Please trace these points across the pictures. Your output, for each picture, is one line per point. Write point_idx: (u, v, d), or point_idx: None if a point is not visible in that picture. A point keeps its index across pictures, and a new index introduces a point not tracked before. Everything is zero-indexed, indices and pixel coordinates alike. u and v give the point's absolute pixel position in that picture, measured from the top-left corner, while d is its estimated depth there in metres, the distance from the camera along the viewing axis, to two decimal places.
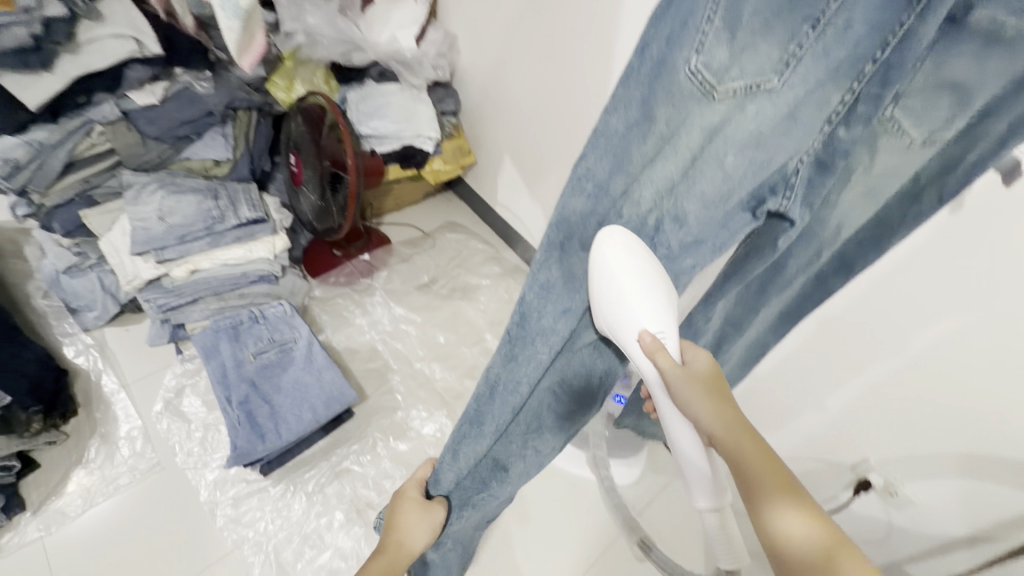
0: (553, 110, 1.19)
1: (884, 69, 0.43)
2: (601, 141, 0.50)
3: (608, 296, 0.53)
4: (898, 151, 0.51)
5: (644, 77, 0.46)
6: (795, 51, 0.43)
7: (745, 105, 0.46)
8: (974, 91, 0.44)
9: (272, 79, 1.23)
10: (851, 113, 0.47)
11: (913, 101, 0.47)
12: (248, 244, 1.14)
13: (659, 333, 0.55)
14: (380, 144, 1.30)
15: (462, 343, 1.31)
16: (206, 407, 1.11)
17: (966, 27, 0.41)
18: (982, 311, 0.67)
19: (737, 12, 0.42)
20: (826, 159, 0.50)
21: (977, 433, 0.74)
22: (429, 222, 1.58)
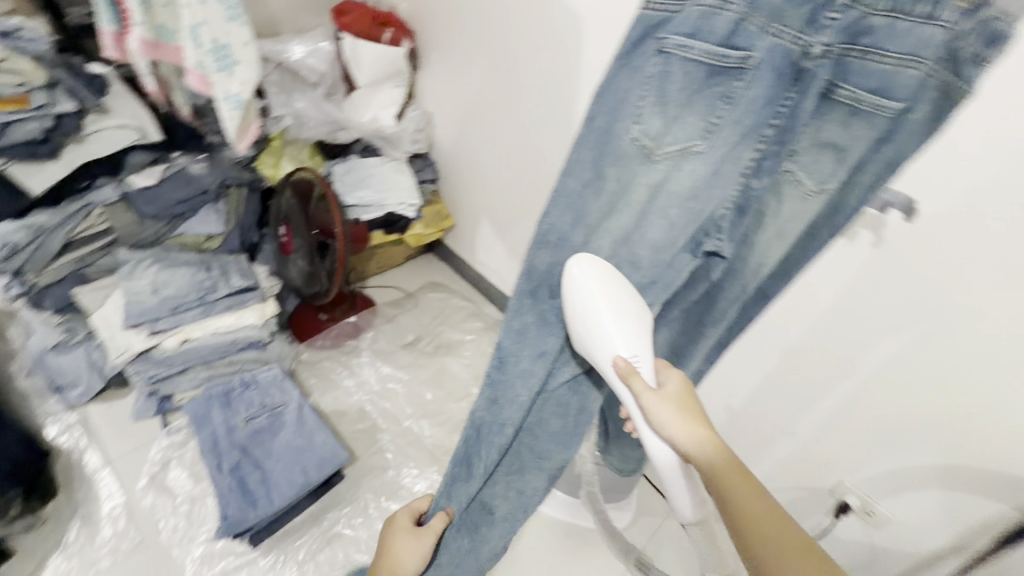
0: (521, 174, 1.32)
1: (780, 131, 0.54)
2: (563, 199, 0.63)
3: (581, 319, 0.59)
4: (798, 199, 0.60)
5: (597, 144, 0.60)
6: (714, 121, 0.55)
7: (682, 164, 0.58)
8: (851, 150, 0.55)
9: (261, 157, 1.35)
10: (759, 169, 0.56)
11: (803, 157, 0.57)
12: (238, 312, 1.17)
13: (632, 358, 0.59)
14: (365, 212, 1.36)
15: (449, 399, 1.33)
16: (192, 479, 1.09)
17: (836, 100, 0.53)
18: (918, 327, 0.78)
19: (666, 92, 0.55)
20: (744, 205, 0.58)
21: (951, 442, 0.81)
22: (412, 283, 1.65)
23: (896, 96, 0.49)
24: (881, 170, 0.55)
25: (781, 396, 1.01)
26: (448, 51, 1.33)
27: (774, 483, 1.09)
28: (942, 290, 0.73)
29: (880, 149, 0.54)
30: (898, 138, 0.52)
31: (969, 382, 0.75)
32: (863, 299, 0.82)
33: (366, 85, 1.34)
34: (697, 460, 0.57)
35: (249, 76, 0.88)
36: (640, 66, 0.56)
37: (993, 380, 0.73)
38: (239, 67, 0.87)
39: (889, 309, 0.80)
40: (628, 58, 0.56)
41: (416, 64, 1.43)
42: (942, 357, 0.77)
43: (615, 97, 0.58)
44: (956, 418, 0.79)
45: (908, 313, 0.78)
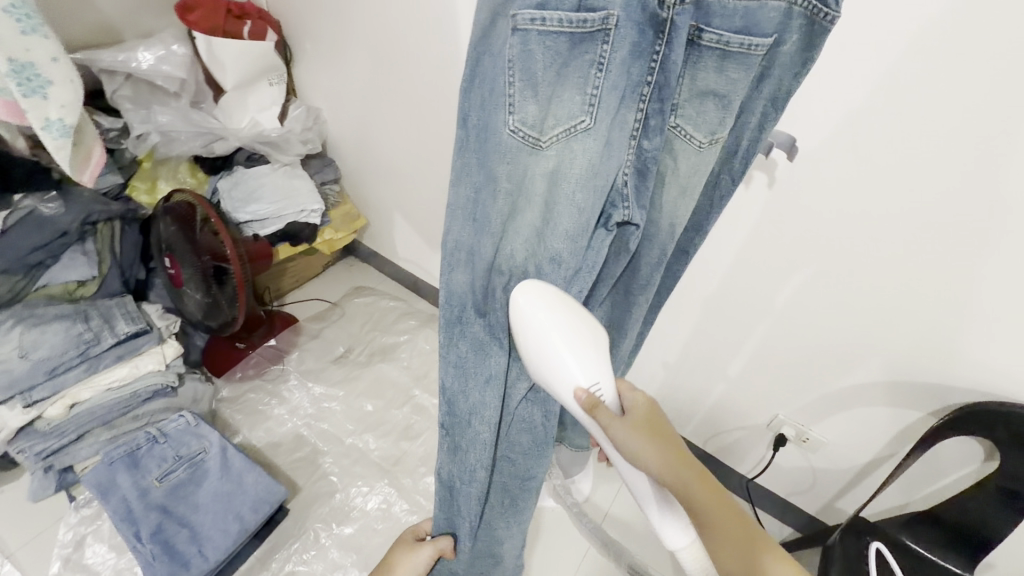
0: (426, 158, 1.24)
1: (657, 89, 0.50)
2: (459, 211, 0.59)
3: (535, 354, 0.57)
4: (693, 154, 0.56)
5: (476, 145, 0.54)
6: (593, 92, 0.48)
7: (573, 146, 0.51)
8: (731, 96, 0.51)
9: (132, 183, 1.22)
10: (647, 129, 0.52)
11: (687, 110, 0.53)
12: (133, 360, 1.05)
13: (591, 386, 0.57)
14: (262, 227, 1.25)
15: (391, 406, 1.28)
16: (114, 552, 0.99)
17: (704, 46, 0.49)
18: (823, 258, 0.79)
19: (531, 72, 0.48)
20: (642, 167, 0.55)
21: (887, 359, 0.83)
22: (335, 291, 1.55)
23: (761, 31, 0.47)
24: (765, 107, 0.54)
25: (710, 345, 1.02)
26: (320, 40, 1.23)
27: (718, 428, 1.12)
28: (837, 219, 0.75)
29: (761, 86, 0.52)
30: (774, 73, 0.51)
31: (874, 299, 0.79)
32: (772, 239, 0.83)
33: (235, 87, 1.21)
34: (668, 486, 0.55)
35: (68, 98, 0.79)
36: (497, 48, 0.50)
37: (891, 295, 0.77)
38: (54, 88, 0.77)
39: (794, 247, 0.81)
40: (486, 44, 0.51)
41: (288, 56, 1.32)
42: (846, 280, 0.79)
43: (481, 87, 0.52)
44: (870, 336, 0.83)
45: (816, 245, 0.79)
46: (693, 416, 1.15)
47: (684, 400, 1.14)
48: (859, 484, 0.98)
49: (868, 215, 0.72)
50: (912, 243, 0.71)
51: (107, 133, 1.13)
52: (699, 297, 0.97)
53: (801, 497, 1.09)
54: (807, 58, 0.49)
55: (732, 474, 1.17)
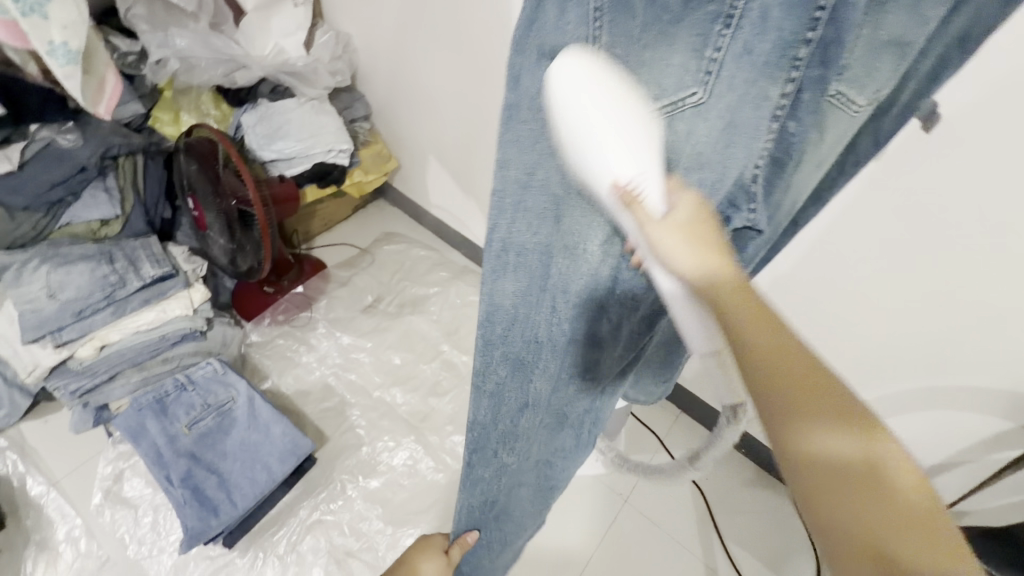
0: (470, 101, 1.13)
1: (822, 47, 0.40)
2: (506, 201, 0.49)
3: (565, 133, 0.38)
4: (846, 121, 0.47)
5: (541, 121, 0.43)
6: (713, 56, 0.38)
7: (675, 123, 0.41)
8: (913, 44, 0.42)
9: (155, 114, 1.15)
10: (795, 106, 0.44)
11: (853, 66, 0.42)
12: (160, 305, 1.02)
13: (635, 179, 0.38)
14: (289, 167, 1.18)
15: (420, 361, 1.24)
16: (151, 487, 1.01)
17: None
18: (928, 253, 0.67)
19: (630, 31, 0.38)
20: (781, 153, 0.47)
21: (980, 370, 0.72)
22: (365, 237, 1.49)
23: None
24: (948, 49, 0.44)
25: None
26: None
27: None
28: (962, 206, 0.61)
29: (950, 21, 0.42)
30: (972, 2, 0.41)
31: (990, 304, 0.65)
32: (868, 220, 0.70)
33: (256, 9, 1.11)
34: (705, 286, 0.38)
35: (71, 16, 0.69)
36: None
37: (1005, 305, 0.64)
38: (54, 5, 0.67)
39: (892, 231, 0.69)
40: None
41: None
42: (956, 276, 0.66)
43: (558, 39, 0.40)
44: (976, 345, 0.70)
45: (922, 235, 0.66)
46: None
47: None
48: None
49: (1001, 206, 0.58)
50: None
51: (125, 57, 1.09)
52: (769, 276, 0.86)
53: None
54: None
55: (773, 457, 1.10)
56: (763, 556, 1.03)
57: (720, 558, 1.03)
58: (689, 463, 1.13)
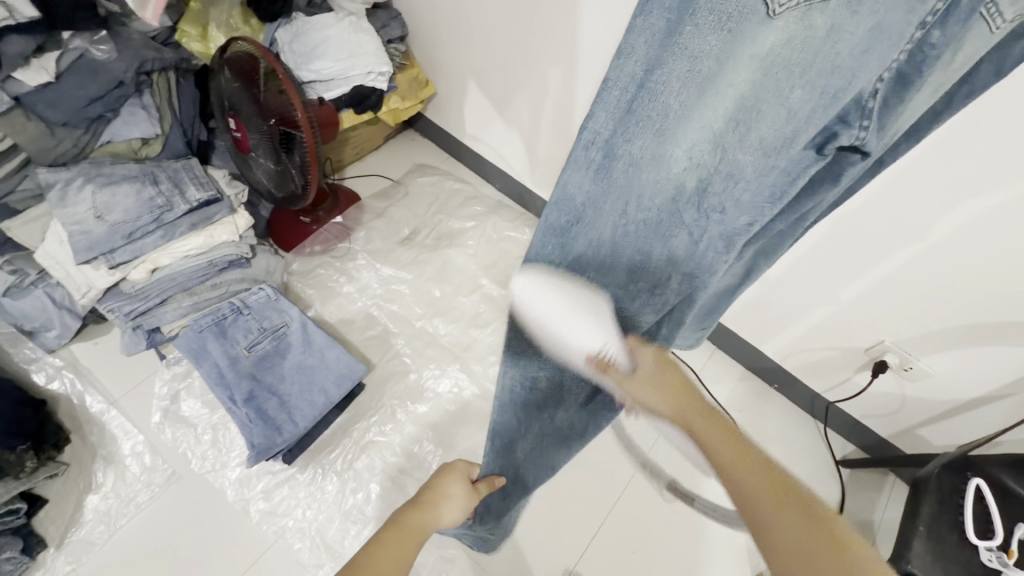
0: (519, 19, 1.05)
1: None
2: (617, 96, 0.45)
3: (540, 317, 0.59)
4: (978, 38, 0.43)
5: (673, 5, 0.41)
6: None
7: (814, 13, 0.41)
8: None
9: (182, 28, 1.10)
10: (948, 11, 0.42)
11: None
12: (207, 229, 1.01)
13: (602, 350, 0.61)
14: (327, 89, 1.13)
15: (459, 294, 1.25)
16: (208, 408, 1.04)
17: None
18: (1014, 191, 0.68)
19: None
20: (910, 72, 0.45)
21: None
22: (397, 168, 1.46)
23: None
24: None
25: (827, 262, 0.92)
26: None
27: (806, 345, 1.06)
28: None
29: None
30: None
31: None
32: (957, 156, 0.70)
33: None
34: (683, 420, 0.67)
35: None
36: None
37: None
38: None
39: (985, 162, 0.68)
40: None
41: None
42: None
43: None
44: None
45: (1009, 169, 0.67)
46: (779, 331, 1.09)
47: (774, 315, 1.07)
48: (950, 416, 0.95)
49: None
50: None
51: None
52: (837, 212, 0.85)
53: (877, 420, 1.06)
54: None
55: (807, 392, 1.14)
56: None
57: None
58: (724, 397, 1.17)
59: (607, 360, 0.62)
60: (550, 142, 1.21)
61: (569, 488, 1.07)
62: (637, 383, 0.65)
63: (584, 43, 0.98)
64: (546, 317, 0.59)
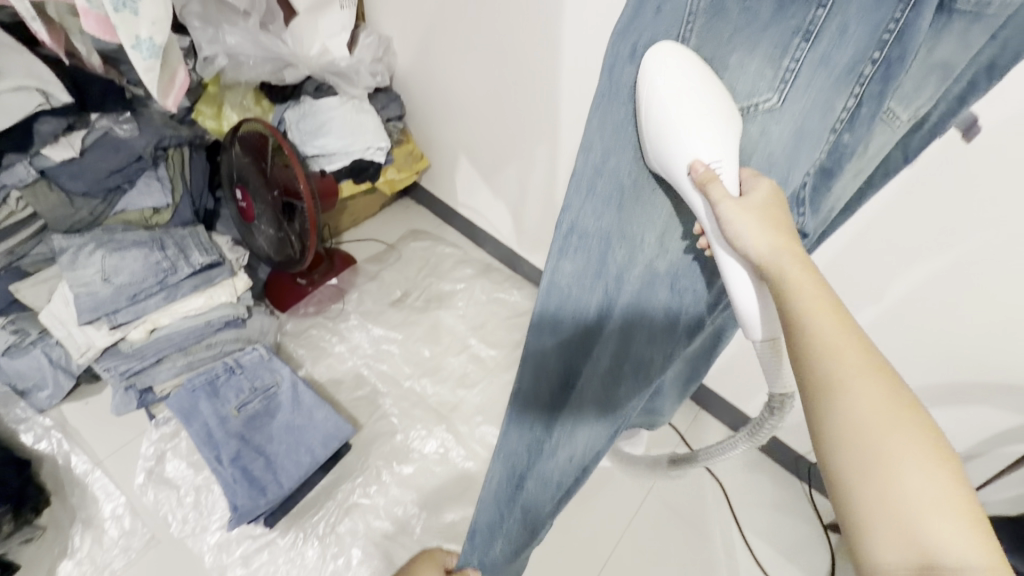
0: (507, 104, 1.16)
1: (884, 67, 0.42)
2: (579, 184, 0.54)
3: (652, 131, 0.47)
4: (885, 134, 0.50)
5: (617, 118, 0.50)
6: (788, 68, 0.45)
7: (746, 124, 0.49)
8: (960, 65, 0.44)
9: (199, 108, 1.22)
10: (853, 119, 0.46)
11: (907, 86, 0.46)
12: (207, 291, 1.06)
13: (714, 163, 0.46)
14: (329, 162, 1.22)
15: (447, 354, 1.29)
16: (193, 468, 1.04)
17: (956, 10, 0.41)
18: (950, 260, 0.74)
19: (719, 30, 0.45)
20: (833, 166, 0.49)
21: (978, 369, 0.80)
22: (392, 233, 1.54)
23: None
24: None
25: None
26: None
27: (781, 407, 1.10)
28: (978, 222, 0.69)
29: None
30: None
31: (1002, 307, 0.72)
32: (897, 230, 0.76)
33: (308, 9, 1.12)
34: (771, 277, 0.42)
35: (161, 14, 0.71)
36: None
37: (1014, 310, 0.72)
38: None
39: (924, 234, 0.74)
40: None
41: None
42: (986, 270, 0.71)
43: (632, 47, 0.47)
44: (1002, 340, 0.75)
45: (941, 239, 0.73)
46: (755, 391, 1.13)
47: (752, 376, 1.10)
48: None
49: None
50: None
51: None
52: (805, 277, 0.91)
53: None
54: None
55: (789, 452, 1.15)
56: (780, 547, 1.09)
57: (739, 547, 1.09)
58: None
59: (716, 174, 0.45)
60: (536, 211, 1.29)
61: (553, 553, 1.06)
62: (744, 219, 0.44)
63: (563, 124, 1.09)
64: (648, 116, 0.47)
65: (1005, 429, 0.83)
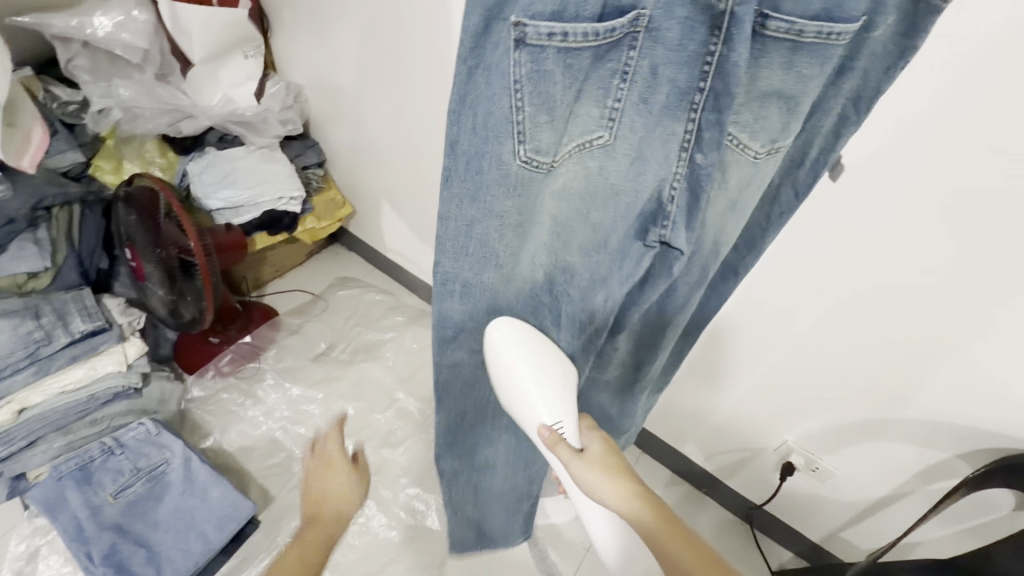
0: (417, 146, 1.13)
1: (713, 96, 0.48)
2: (450, 245, 0.53)
3: (507, 386, 0.64)
4: (748, 165, 0.54)
5: (470, 181, 0.49)
6: (614, 104, 0.49)
7: (586, 158, 0.52)
8: (798, 96, 0.49)
9: (96, 163, 1.14)
10: (700, 142, 0.51)
11: (745, 115, 0.51)
12: (90, 361, 0.96)
13: (556, 424, 0.63)
14: (237, 215, 1.16)
15: (372, 411, 1.21)
16: (70, 564, 0.92)
17: (769, 36, 0.45)
18: (847, 295, 0.72)
19: (547, 91, 0.45)
20: (696, 187, 0.53)
21: (896, 401, 0.77)
22: (319, 282, 1.46)
23: (847, 10, 0.44)
24: (844, 107, 0.51)
25: (716, 364, 0.93)
26: (304, 9, 1.09)
27: (718, 448, 1.05)
28: (868, 254, 0.68)
29: (840, 82, 0.49)
30: (858, 65, 0.48)
31: (907, 336, 0.71)
32: (794, 269, 0.75)
33: (204, 61, 1.07)
34: (631, 517, 0.59)
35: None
36: (494, 61, 0.43)
37: (917, 338, 0.70)
38: None
39: (822, 266, 0.72)
40: (478, 55, 0.42)
41: (266, 27, 1.17)
42: (880, 295, 0.70)
43: (472, 118, 0.45)
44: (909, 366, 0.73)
45: (836, 273, 0.72)
46: (690, 435, 1.08)
47: (686, 418, 1.06)
48: (869, 519, 0.92)
49: (913, 240, 0.64)
50: (964, 261, 0.62)
51: (65, 106, 1.09)
52: (720, 321, 0.87)
53: (803, 524, 1.02)
54: (907, 46, 0.45)
55: (733, 496, 1.10)
56: None
57: None
58: None
59: (560, 434, 0.63)
60: None
61: None
62: (589, 465, 0.61)
63: None
64: (507, 374, 0.63)
65: (932, 464, 0.79)
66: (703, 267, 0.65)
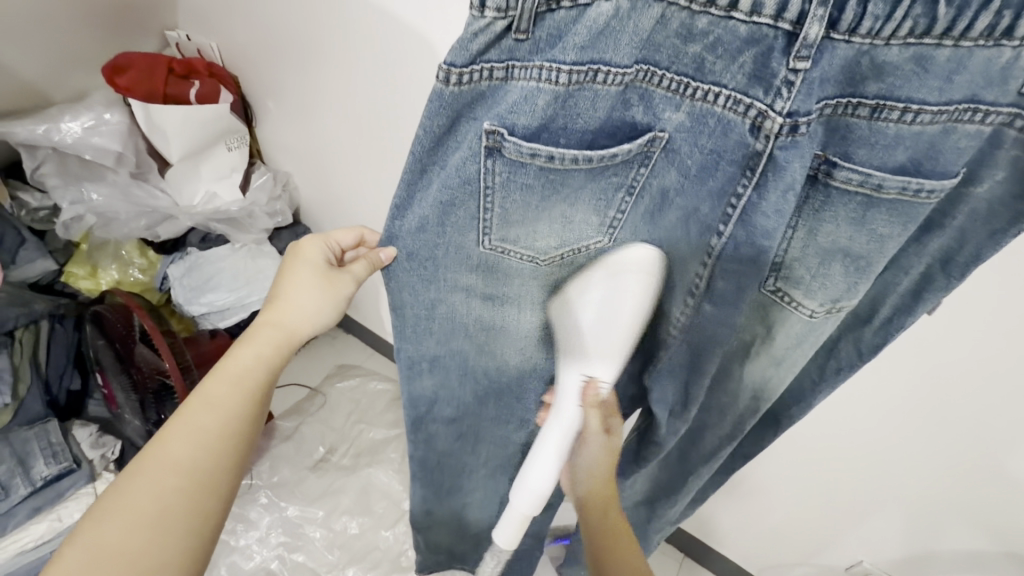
0: None
1: (733, 243, 0.43)
2: (413, 329, 0.55)
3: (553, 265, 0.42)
4: (800, 322, 0.47)
5: (425, 265, 0.49)
6: (614, 219, 0.46)
7: (578, 264, 0.50)
8: (870, 258, 0.42)
9: (70, 269, 1.05)
10: (712, 288, 0.47)
11: (802, 272, 0.44)
12: (54, 509, 0.84)
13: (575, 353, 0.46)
14: (222, 319, 1.08)
15: (379, 528, 1.08)
16: None
17: (836, 186, 0.39)
18: (931, 429, 0.67)
19: (523, 201, 0.44)
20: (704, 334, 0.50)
21: (990, 534, 0.71)
22: (316, 373, 1.35)
23: (943, 163, 0.37)
24: (930, 266, 0.43)
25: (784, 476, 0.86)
26: (287, 97, 1.01)
27: (781, 559, 0.97)
28: (959, 396, 0.63)
29: (928, 240, 0.42)
30: (954, 223, 0.41)
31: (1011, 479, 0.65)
32: (871, 398, 0.70)
33: (182, 159, 1.02)
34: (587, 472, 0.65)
35: None
36: (458, 155, 0.41)
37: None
38: None
39: (905, 397, 0.67)
40: (441, 155, 0.42)
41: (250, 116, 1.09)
42: (975, 434, 0.64)
43: (427, 208, 0.45)
44: (979, 487, 0.68)
45: (921, 406, 0.66)
46: (749, 546, 1.01)
47: (735, 519, 0.98)
48: None
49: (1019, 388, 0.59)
50: None
51: (35, 212, 1.01)
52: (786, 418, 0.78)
53: None
54: (1022, 209, 0.38)
55: None
56: None
57: None
58: None
59: None
60: None
61: None
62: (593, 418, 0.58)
63: None
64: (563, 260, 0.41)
65: None
66: (737, 423, 0.59)
